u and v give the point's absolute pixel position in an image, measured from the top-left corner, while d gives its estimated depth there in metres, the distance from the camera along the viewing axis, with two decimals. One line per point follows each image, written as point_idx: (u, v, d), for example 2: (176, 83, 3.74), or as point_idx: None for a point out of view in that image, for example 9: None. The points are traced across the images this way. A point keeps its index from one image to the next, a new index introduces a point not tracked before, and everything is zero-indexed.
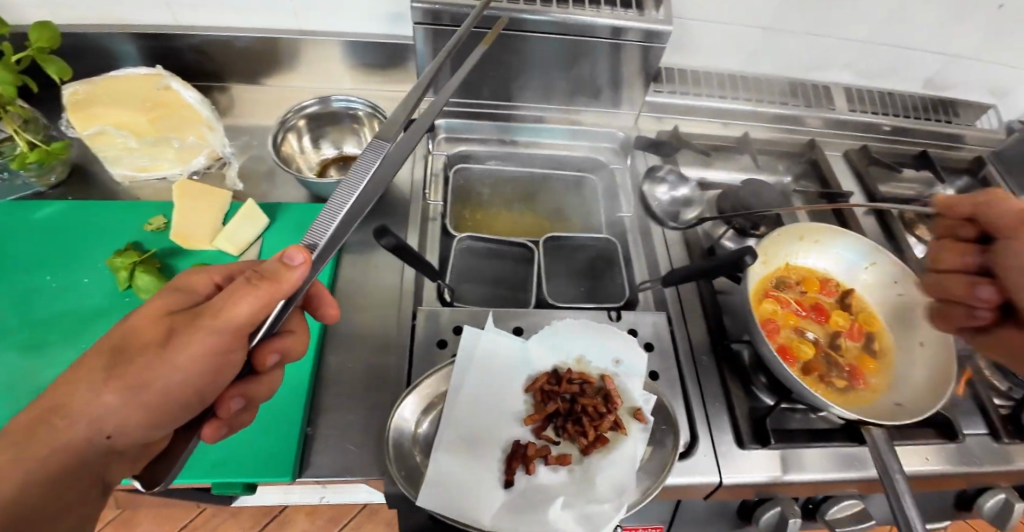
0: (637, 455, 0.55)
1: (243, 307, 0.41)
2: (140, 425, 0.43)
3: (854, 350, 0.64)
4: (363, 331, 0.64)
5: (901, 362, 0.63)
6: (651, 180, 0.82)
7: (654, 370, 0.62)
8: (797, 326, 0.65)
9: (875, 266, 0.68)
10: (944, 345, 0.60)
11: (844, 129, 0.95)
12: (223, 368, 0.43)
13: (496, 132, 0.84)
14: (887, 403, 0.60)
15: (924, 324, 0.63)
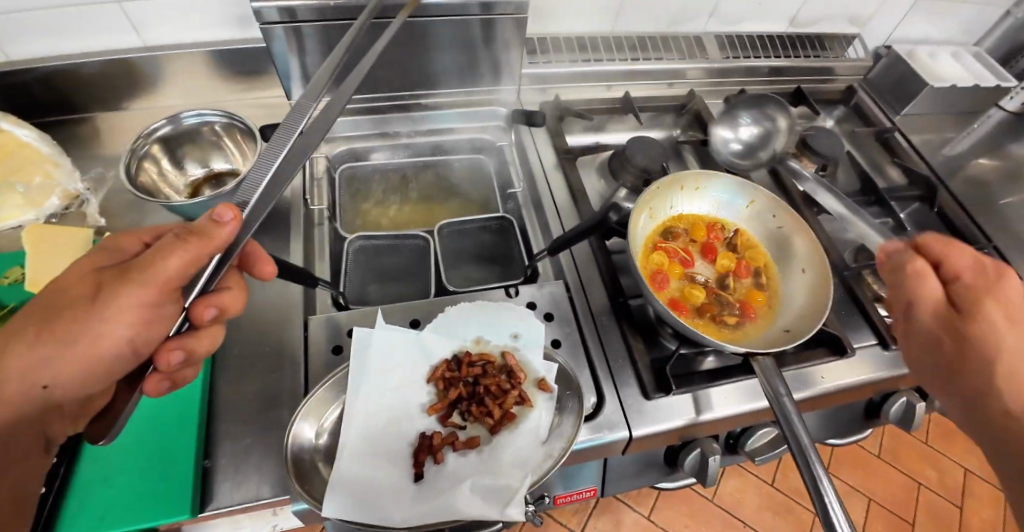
0: (545, 423, 0.56)
1: (173, 262, 0.41)
2: (72, 378, 0.43)
3: (743, 286, 0.67)
4: (256, 350, 0.61)
5: (786, 291, 0.66)
6: (540, 151, 0.82)
7: (557, 338, 0.63)
8: (686, 273, 0.67)
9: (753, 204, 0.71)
10: (821, 268, 0.64)
11: (722, 76, 0.98)
12: (158, 325, 0.43)
13: (380, 125, 0.82)
14: (777, 330, 0.62)
15: (801, 252, 0.67)
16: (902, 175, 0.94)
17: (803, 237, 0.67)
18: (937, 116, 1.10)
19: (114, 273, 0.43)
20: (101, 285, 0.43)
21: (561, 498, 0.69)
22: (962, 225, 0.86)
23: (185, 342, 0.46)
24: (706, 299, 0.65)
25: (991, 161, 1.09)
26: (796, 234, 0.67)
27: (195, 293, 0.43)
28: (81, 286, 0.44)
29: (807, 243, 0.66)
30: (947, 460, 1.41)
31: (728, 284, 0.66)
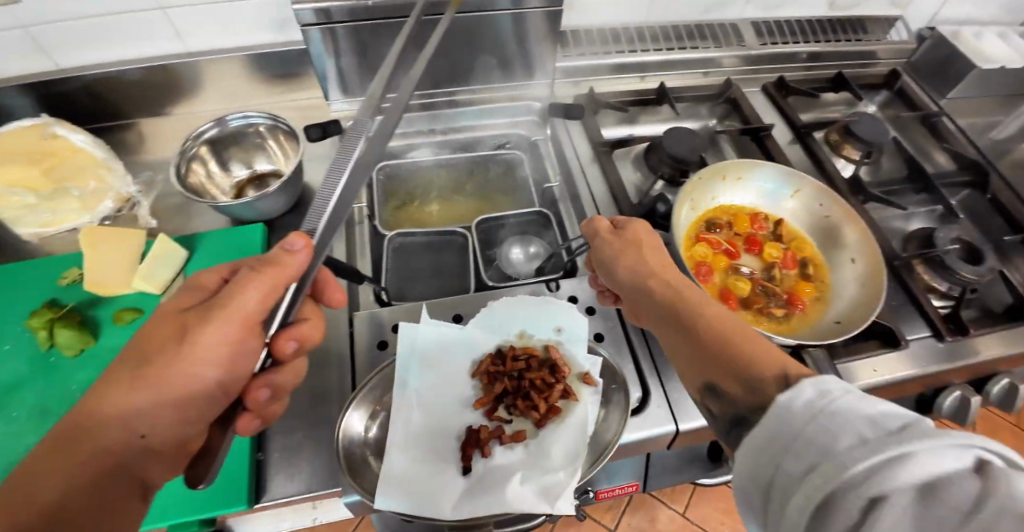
0: (591, 417, 0.55)
1: (250, 295, 0.44)
2: (172, 419, 0.43)
3: (789, 278, 0.66)
4: None
5: (837, 282, 0.65)
6: (575, 144, 0.81)
7: (599, 332, 0.62)
8: (730, 265, 0.65)
9: (798, 193, 0.70)
10: (873, 258, 0.62)
11: (759, 64, 0.96)
12: (249, 357, 0.45)
13: (414, 123, 0.83)
14: (828, 323, 0.61)
15: (852, 242, 0.65)
16: (950, 161, 0.91)
17: (853, 226, 0.65)
18: (984, 99, 1.06)
19: (195, 313, 0.45)
20: (186, 326, 0.44)
21: (603, 493, 0.69)
22: (1017, 212, 0.83)
23: (270, 378, 0.47)
24: (752, 291, 0.63)
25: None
26: (846, 223, 0.65)
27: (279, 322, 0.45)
28: (163, 328, 0.44)
29: (857, 231, 0.65)
30: None
31: (775, 275, 0.65)
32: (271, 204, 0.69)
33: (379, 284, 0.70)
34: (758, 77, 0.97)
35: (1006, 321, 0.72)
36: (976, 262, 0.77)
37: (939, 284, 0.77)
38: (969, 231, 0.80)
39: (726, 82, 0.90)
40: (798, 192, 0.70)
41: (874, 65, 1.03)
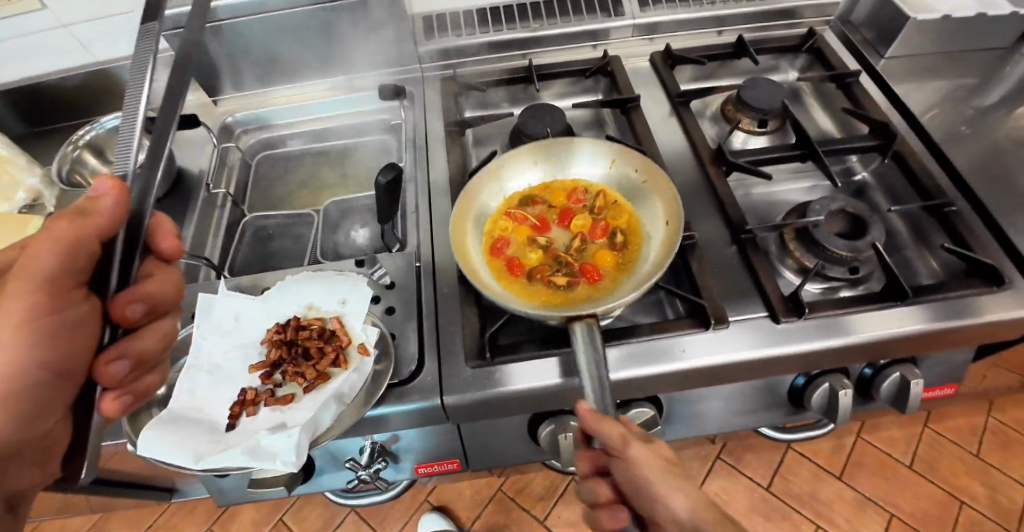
0: (351, 383, 0.56)
1: (47, 255, 0.35)
2: (7, 419, 0.38)
3: (595, 248, 0.63)
4: None
5: (646, 247, 0.61)
6: (432, 124, 0.84)
7: (393, 306, 0.64)
8: (530, 238, 0.64)
9: (617, 161, 0.68)
10: (675, 220, 0.59)
11: (650, 33, 0.92)
12: (81, 323, 0.38)
13: (296, 113, 0.91)
14: (619, 291, 0.57)
15: (662, 207, 0.62)
16: (867, 127, 0.80)
17: (660, 186, 0.63)
18: (944, 57, 0.92)
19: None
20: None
21: (422, 468, 0.73)
22: (929, 180, 0.72)
23: (123, 349, 0.39)
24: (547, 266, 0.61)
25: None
26: (650, 184, 0.64)
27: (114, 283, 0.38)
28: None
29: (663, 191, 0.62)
30: (1004, 476, 1.15)
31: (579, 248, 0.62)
32: None
33: (222, 271, 0.74)
34: (655, 46, 0.92)
35: (872, 301, 0.63)
36: (855, 237, 0.68)
37: (809, 261, 0.69)
38: (853, 201, 0.71)
39: (603, 57, 0.87)
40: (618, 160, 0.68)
41: (797, 26, 0.94)
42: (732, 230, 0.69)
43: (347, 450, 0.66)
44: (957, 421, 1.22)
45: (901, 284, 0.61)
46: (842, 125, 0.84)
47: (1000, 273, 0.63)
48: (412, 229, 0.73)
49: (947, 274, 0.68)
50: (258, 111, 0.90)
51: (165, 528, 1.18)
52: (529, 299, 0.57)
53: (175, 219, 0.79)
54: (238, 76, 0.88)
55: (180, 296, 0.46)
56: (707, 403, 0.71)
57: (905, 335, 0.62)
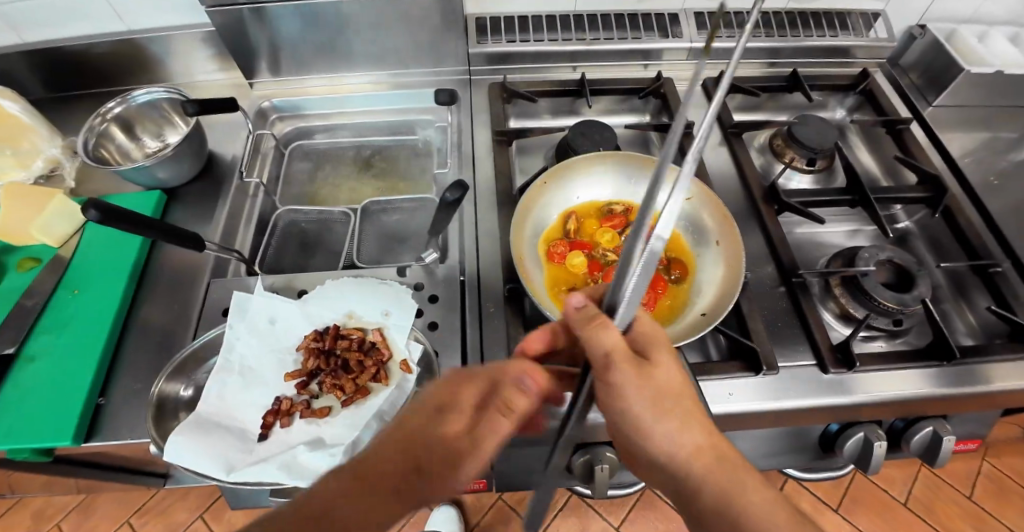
0: (393, 401, 0.55)
1: (502, 426, 0.42)
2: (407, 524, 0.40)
3: (660, 262, 0.62)
4: (154, 316, 0.65)
5: (700, 277, 0.60)
6: (476, 131, 0.81)
7: (435, 320, 0.62)
8: (608, 284, 0.60)
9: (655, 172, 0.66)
10: (735, 242, 0.58)
11: (703, 58, 0.91)
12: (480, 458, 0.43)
13: (335, 105, 0.88)
14: (695, 310, 0.58)
15: (713, 224, 0.61)
16: (916, 176, 0.80)
17: (712, 206, 0.61)
18: (989, 110, 0.92)
19: (430, 414, 0.44)
20: (447, 450, 0.41)
21: None
22: (976, 237, 0.72)
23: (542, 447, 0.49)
24: (600, 281, 0.61)
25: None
26: (702, 207, 0.62)
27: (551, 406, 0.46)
28: (392, 446, 0.42)
29: (718, 215, 0.61)
30: (999, 524, 1.17)
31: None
32: (169, 170, 0.74)
33: (252, 266, 0.71)
34: (706, 71, 0.91)
35: (918, 358, 0.62)
36: (901, 289, 0.68)
37: (853, 308, 0.69)
38: (901, 252, 0.71)
39: (657, 77, 0.86)
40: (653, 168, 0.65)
41: (850, 64, 0.93)
42: (781, 271, 0.68)
43: None
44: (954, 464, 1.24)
45: (950, 343, 0.61)
46: (888, 170, 0.84)
47: None
48: (456, 239, 0.70)
49: (986, 333, 0.68)
50: (297, 99, 0.87)
51: (155, 511, 1.15)
52: None
53: (205, 205, 0.76)
54: (279, 61, 0.85)
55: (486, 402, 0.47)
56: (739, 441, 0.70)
57: (947, 394, 0.61)
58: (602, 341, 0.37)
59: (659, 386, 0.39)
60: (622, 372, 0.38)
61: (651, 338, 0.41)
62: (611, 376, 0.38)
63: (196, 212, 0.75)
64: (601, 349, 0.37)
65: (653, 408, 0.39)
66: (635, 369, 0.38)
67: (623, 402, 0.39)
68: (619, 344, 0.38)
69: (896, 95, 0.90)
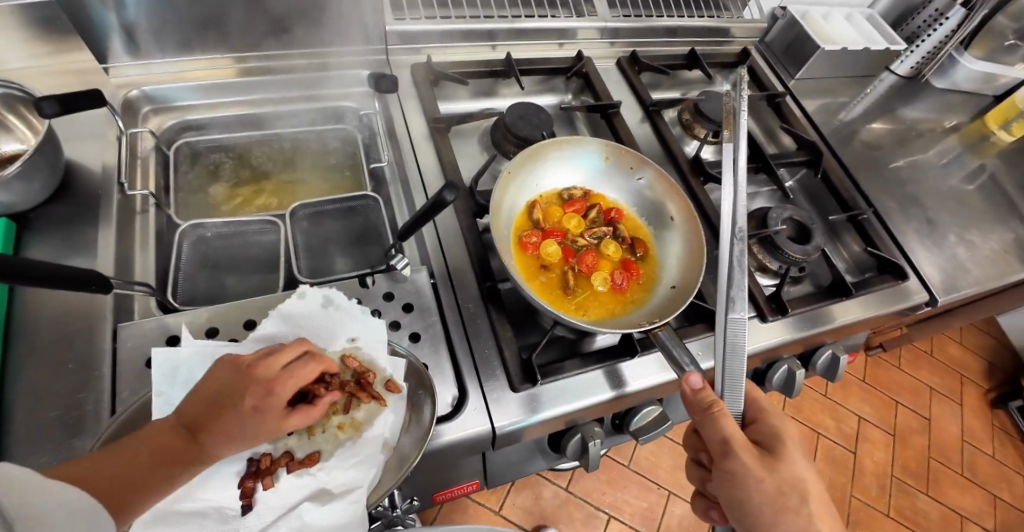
0: (392, 426, 0.51)
1: (300, 420, 0.45)
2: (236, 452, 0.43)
3: (625, 241, 0.64)
4: (39, 386, 0.50)
5: (661, 253, 0.65)
6: (408, 118, 0.74)
7: (415, 331, 0.57)
8: (584, 269, 0.62)
9: (605, 155, 0.67)
10: (690, 216, 0.62)
11: (615, 36, 0.94)
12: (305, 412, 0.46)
13: (226, 94, 0.74)
14: (665, 288, 0.61)
15: (668, 200, 0.64)
16: (795, 142, 0.93)
17: (664, 184, 0.64)
18: (830, 81, 1.12)
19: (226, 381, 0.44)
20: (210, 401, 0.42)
21: (440, 496, 0.67)
22: (845, 190, 0.87)
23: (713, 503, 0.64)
24: (576, 267, 0.62)
25: (898, 128, 1.13)
26: (655, 185, 0.65)
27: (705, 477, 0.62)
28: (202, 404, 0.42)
29: (669, 192, 0.64)
30: (844, 410, 1.51)
31: (613, 247, 0.63)
32: (14, 192, 0.56)
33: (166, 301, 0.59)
34: (615, 51, 0.95)
35: (824, 297, 0.75)
36: (802, 241, 0.80)
37: (768, 262, 0.80)
38: (799, 210, 0.83)
39: (577, 57, 0.86)
40: (604, 151, 0.67)
41: (730, 43, 1.05)
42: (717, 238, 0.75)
43: None
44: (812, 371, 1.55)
45: (845, 282, 0.75)
46: (770, 138, 0.97)
47: (902, 269, 0.80)
48: (414, 239, 0.65)
49: (859, 268, 0.85)
50: (180, 85, 0.72)
51: None
52: (626, 321, 0.58)
53: (74, 232, 0.59)
54: (144, 41, 0.68)
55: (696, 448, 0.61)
56: None
57: (847, 323, 0.75)
58: (721, 427, 0.52)
59: (779, 480, 0.51)
60: (740, 460, 0.51)
61: (780, 441, 0.53)
62: (729, 459, 0.51)
63: (63, 243, 0.58)
64: (720, 435, 0.52)
65: (775, 500, 0.50)
66: (757, 461, 0.51)
67: (744, 491, 0.51)
68: (735, 434, 0.52)
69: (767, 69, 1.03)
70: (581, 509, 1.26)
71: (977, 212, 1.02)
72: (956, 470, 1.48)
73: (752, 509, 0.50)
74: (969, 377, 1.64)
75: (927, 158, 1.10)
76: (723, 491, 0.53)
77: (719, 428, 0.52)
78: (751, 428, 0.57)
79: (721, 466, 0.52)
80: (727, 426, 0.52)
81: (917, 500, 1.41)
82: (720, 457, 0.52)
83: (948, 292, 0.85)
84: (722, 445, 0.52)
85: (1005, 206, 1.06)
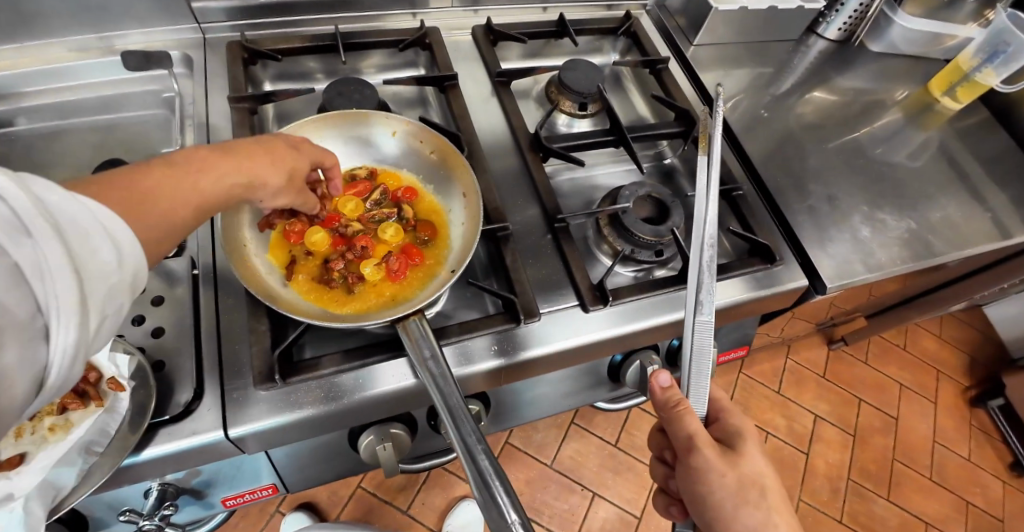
0: (100, 428, 0.47)
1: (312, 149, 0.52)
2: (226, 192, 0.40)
3: (410, 223, 0.60)
4: None
5: (451, 232, 0.61)
6: (214, 100, 0.70)
7: (162, 326, 0.55)
8: (353, 255, 0.56)
9: (396, 133, 0.65)
10: (473, 188, 0.60)
11: (477, 5, 0.87)
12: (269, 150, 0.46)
13: (27, 81, 0.70)
14: (444, 272, 0.57)
15: (456, 176, 0.62)
16: (675, 114, 0.84)
17: (452, 158, 0.63)
18: (742, 47, 1.01)
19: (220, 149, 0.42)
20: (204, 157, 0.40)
21: (229, 500, 0.66)
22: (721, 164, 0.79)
23: (666, 496, 0.62)
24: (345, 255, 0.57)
25: (824, 95, 1.01)
26: (444, 159, 0.63)
27: (665, 465, 0.60)
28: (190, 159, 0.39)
29: (457, 165, 0.63)
30: (798, 407, 1.39)
31: (392, 231, 0.58)
32: None
33: None
34: (479, 19, 0.87)
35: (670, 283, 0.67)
36: (659, 221, 0.72)
37: (620, 246, 0.71)
38: (659, 187, 0.75)
39: (420, 27, 0.79)
40: (394, 130, 0.65)
41: (621, 8, 0.96)
42: (547, 220, 0.68)
43: (127, 499, 0.57)
44: (763, 366, 1.44)
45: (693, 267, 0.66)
46: (654, 111, 0.87)
47: (773, 251, 0.72)
48: None
49: (735, 253, 0.76)
50: None
51: None
52: (389, 307, 0.53)
53: None
54: None
55: (659, 439, 0.59)
56: (538, 389, 0.73)
57: None
58: (686, 426, 0.48)
59: (743, 474, 0.49)
60: (704, 456, 0.48)
61: (741, 437, 0.52)
62: (692, 455, 0.48)
63: None
64: (685, 433, 0.48)
65: (739, 497, 0.48)
66: (720, 457, 0.49)
67: (708, 485, 0.49)
68: (700, 431, 0.48)
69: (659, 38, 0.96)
70: None
71: (906, 186, 0.90)
72: (925, 475, 1.34)
73: (717, 505, 0.48)
74: (945, 372, 1.51)
75: (856, 128, 0.97)
76: (685, 484, 0.50)
77: (469, 424, 0.44)
78: (714, 426, 0.55)
79: (686, 461, 0.49)
80: (695, 422, 0.48)
81: (875, 506, 1.29)
82: (687, 453, 0.49)
83: (841, 277, 0.75)
84: (687, 443, 0.48)
85: (944, 179, 0.94)
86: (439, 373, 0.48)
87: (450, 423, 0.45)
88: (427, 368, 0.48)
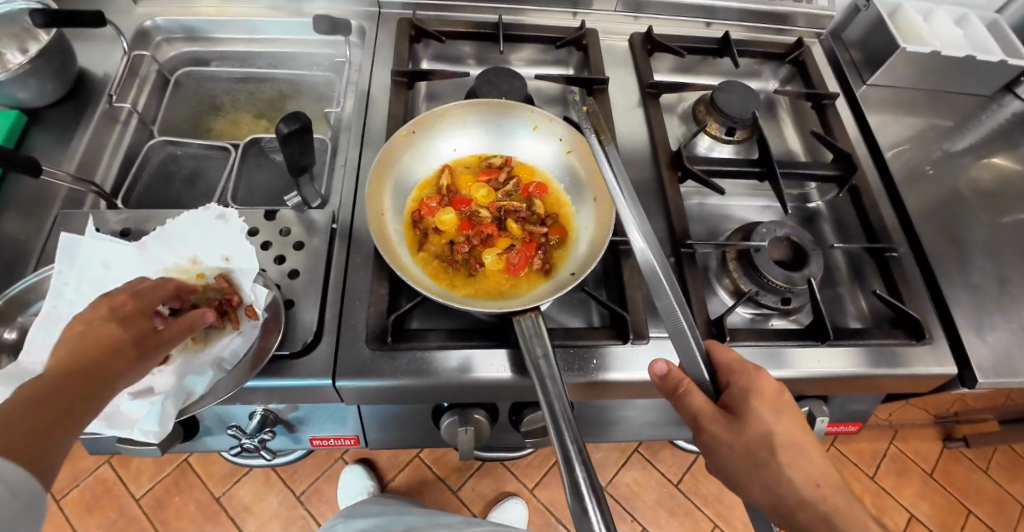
0: (234, 349, 0.52)
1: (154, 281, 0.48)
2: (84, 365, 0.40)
3: (537, 220, 0.61)
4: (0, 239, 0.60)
5: (577, 236, 0.60)
6: (376, 69, 0.74)
7: (297, 268, 0.58)
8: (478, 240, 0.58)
9: (537, 128, 0.66)
10: (607, 194, 0.59)
11: (639, 12, 0.85)
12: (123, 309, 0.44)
13: (226, 31, 0.79)
14: (564, 274, 0.56)
15: (592, 180, 0.61)
16: (832, 155, 0.77)
17: (589, 161, 0.62)
18: (921, 93, 0.90)
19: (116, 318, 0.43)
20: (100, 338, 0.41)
21: (316, 440, 0.71)
22: (877, 220, 0.70)
23: None
24: (470, 238, 0.59)
25: (1014, 163, 0.87)
26: (582, 162, 0.62)
27: None
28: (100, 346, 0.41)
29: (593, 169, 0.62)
30: (892, 502, 1.24)
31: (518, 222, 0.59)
32: (32, 90, 0.66)
33: (113, 200, 0.65)
34: (638, 26, 0.85)
35: (793, 337, 0.62)
36: (793, 267, 0.66)
37: (745, 285, 0.66)
38: (799, 230, 0.69)
39: (580, 27, 0.79)
40: (535, 124, 0.66)
41: (791, 34, 0.89)
42: (672, 242, 0.65)
43: (236, 416, 0.63)
44: (860, 445, 1.29)
45: (825, 325, 0.61)
46: (807, 148, 0.81)
47: (922, 327, 0.64)
48: (338, 185, 0.66)
49: (874, 319, 0.68)
50: (189, 21, 0.77)
51: None
52: (504, 296, 0.54)
53: (66, 128, 0.68)
54: None
55: None
56: (623, 412, 0.70)
57: (820, 374, 0.61)
58: (690, 405, 0.47)
59: (750, 441, 0.45)
60: (711, 427, 0.46)
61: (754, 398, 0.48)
62: (701, 433, 0.47)
63: (52, 138, 0.67)
64: (688, 412, 0.48)
65: (747, 461, 0.45)
66: (730, 425, 0.46)
67: (719, 455, 0.46)
68: (703, 406, 0.47)
69: (829, 70, 0.88)
70: (541, 516, 1.16)
71: None
72: None
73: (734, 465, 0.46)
74: None
75: None
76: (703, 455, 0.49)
77: (570, 430, 0.43)
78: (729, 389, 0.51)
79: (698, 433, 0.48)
80: (695, 395, 0.47)
81: None
82: (696, 432, 0.48)
83: (1000, 375, 0.64)
84: (693, 419, 0.47)
85: None
86: (547, 373, 0.47)
87: (551, 421, 0.44)
88: (537, 366, 0.47)
